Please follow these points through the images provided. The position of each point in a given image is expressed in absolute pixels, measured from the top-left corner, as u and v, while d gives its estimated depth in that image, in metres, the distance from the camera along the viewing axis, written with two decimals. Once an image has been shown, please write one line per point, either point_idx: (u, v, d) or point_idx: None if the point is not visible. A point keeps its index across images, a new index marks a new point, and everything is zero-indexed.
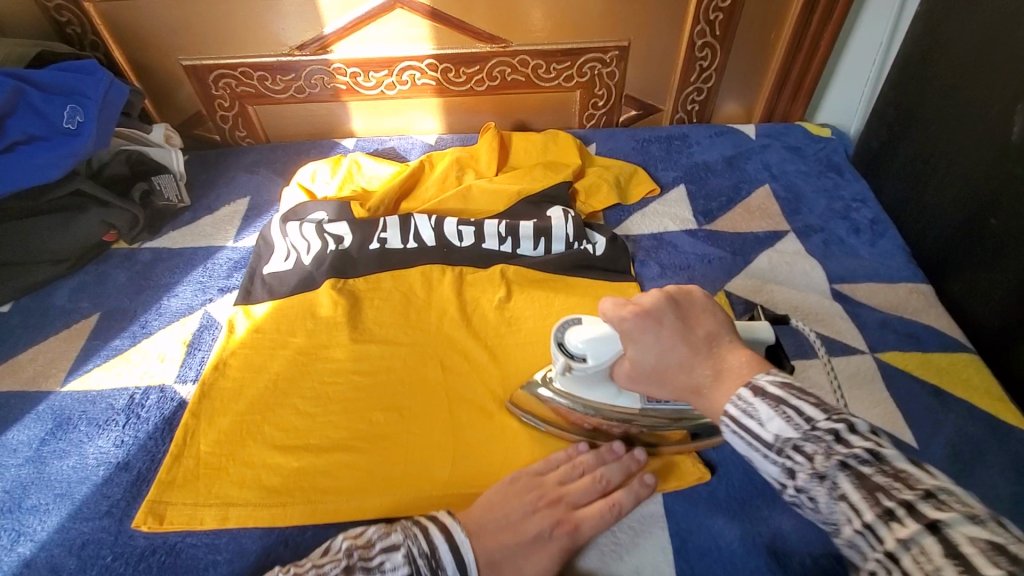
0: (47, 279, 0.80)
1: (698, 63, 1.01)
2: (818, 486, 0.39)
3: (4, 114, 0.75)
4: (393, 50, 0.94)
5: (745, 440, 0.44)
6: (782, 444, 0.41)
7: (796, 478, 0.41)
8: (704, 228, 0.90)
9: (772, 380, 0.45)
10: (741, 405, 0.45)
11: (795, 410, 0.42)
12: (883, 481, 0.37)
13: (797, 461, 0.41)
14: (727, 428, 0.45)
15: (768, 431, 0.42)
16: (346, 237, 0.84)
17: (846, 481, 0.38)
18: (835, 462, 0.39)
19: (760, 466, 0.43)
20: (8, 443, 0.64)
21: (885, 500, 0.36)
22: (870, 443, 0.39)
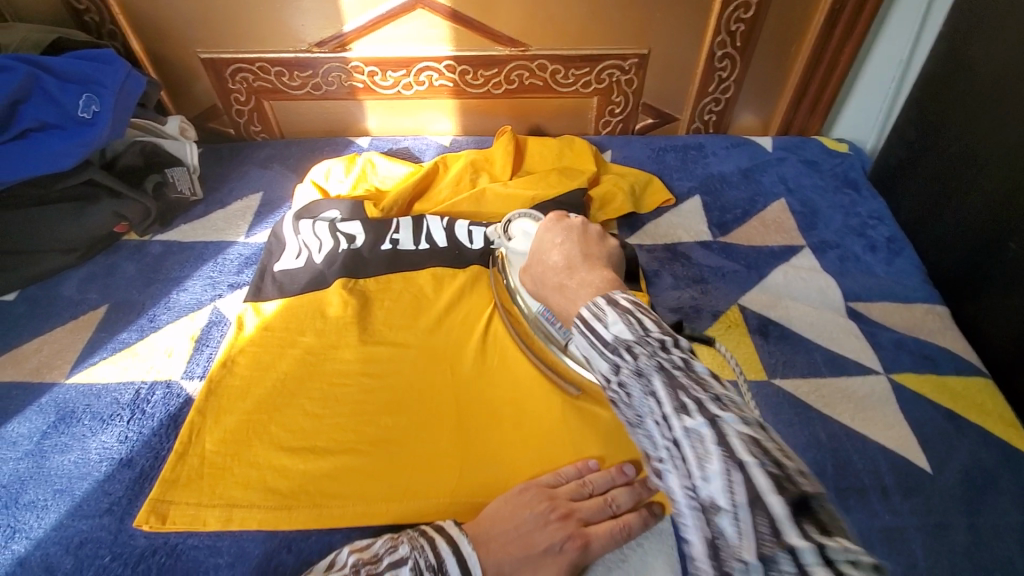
0: (55, 269, 0.80)
1: (718, 73, 1.01)
2: (636, 381, 0.41)
3: (19, 101, 0.74)
4: (412, 50, 0.93)
5: (587, 340, 0.44)
6: (615, 345, 0.42)
7: (619, 374, 0.42)
8: (719, 240, 0.90)
9: (617, 299, 0.45)
10: (589, 315, 0.45)
11: (637, 318, 0.42)
12: (686, 382, 0.39)
13: (623, 359, 0.41)
14: (577, 332, 0.46)
15: (607, 332, 0.43)
16: (358, 236, 0.83)
17: (659, 379, 0.39)
18: (654, 363, 0.40)
19: (593, 363, 0.44)
20: (9, 435, 0.64)
21: (683, 397, 0.38)
22: (687, 353, 0.41)
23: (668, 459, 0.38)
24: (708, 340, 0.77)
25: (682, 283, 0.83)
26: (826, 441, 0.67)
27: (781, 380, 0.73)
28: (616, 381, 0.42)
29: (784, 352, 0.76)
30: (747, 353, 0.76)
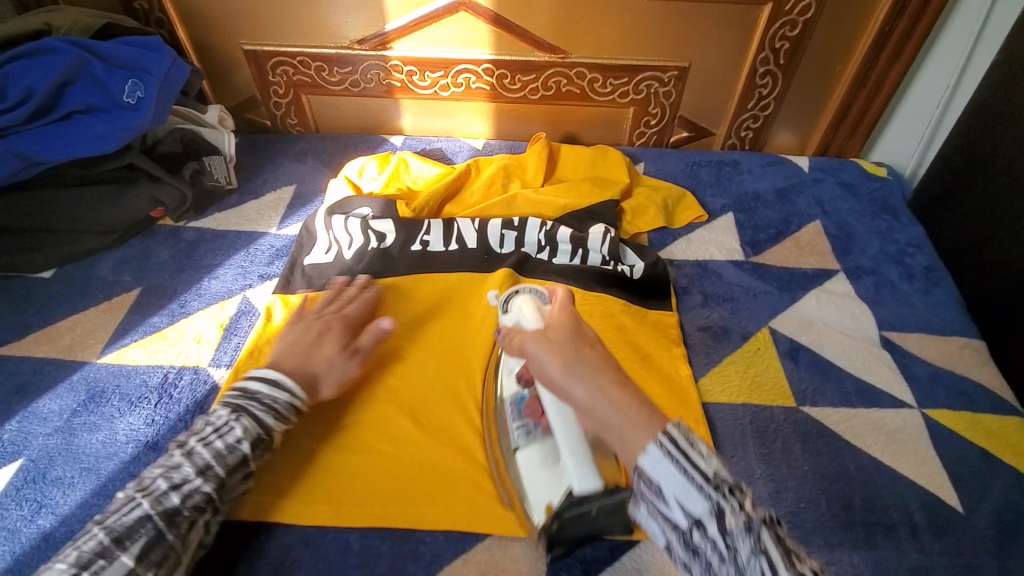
0: (93, 249, 0.81)
1: (757, 90, 0.99)
2: (742, 536, 0.41)
3: (68, 83, 0.76)
4: (451, 52, 0.93)
5: (679, 471, 0.44)
6: (714, 481, 0.43)
7: (705, 531, 0.43)
8: (751, 260, 0.88)
9: (677, 431, 0.46)
10: (676, 442, 0.45)
11: (707, 457, 0.44)
12: (783, 539, 0.42)
13: (725, 506, 0.42)
14: (659, 453, 0.45)
15: (706, 469, 0.44)
16: (389, 235, 0.83)
17: (768, 539, 0.41)
18: (755, 514, 0.42)
19: (678, 497, 0.44)
20: (40, 411, 0.65)
21: (793, 555, 0.41)
22: (756, 505, 0.43)
23: None
24: (736, 361, 0.75)
25: (711, 302, 0.82)
26: (854, 473, 0.66)
27: (810, 408, 0.71)
28: (704, 526, 0.43)
29: (814, 379, 0.74)
30: (775, 377, 0.74)
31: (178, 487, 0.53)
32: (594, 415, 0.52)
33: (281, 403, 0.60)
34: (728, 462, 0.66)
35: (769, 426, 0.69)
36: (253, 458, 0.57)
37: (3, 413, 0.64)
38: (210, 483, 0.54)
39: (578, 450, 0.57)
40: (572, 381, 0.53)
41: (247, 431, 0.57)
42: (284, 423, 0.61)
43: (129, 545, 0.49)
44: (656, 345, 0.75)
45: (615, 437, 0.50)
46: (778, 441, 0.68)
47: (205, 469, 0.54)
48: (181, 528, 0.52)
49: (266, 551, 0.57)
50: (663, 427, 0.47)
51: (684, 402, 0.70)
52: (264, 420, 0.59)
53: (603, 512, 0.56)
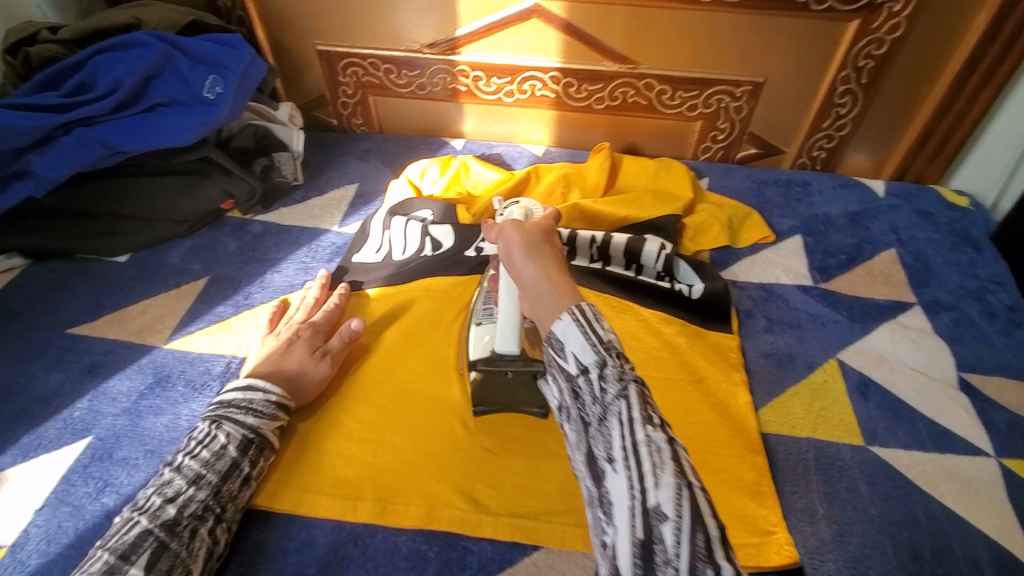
0: (166, 237, 0.84)
1: (835, 109, 0.95)
2: (614, 384, 0.46)
3: (153, 76, 0.79)
4: (519, 59, 0.93)
5: (581, 334, 0.48)
6: (608, 347, 0.48)
7: (590, 378, 0.48)
8: (820, 286, 0.84)
9: (586, 305, 0.50)
10: (586, 314, 0.49)
11: (593, 327, 0.49)
12: (650, 404, 0.46)
13: (608, 359, 0.47)
14: (568, 319, 0.49)
15: (603, 335, 0.48)
16: (445, 240, 0.82)
17: (635, 400, 0.45)
18: (630, 376, 0.46)
19: (574, 352, 0.48)
20: (110, 390, 0.67)
21: (654, 416, 0.45)
22: (635, 375, 0.47)
23: (619, 467, 0.44)
24: (801, 393, 0.72)
25: (776, 327, 0.78)
26: (926, 523, 0.61)
27: (879, 449, 0.67)
28: (590, 375, 0.48)
29: (886, 418, 0.70)
30: (843, 413, 0.70)
31: (174, 501, 0.52)
32: (533, 288, 0.54)
33: (258, 403, 0.60)
34: (789, 498, 0.63)
35: (833, 464, 0.65)
36: (244, 461, 0.57)
37: (77, 390, 0.67)
38: (203, 491, 0.53)
39: (509, 324, 0.61)
40: (522, 258, 0.56)
41: (230, 436, 0.57)
42: (269, 423, 0.60)
43: (136, 559, 0.48)
44: (715, 368, 0.72)
45: (539, 314, 0.53)
46: (843, 481, 0.64)
47: (196, 479, 0.54)
48: (185, 537, 0.51)
49: (314, 547, 0.57)
50: (575, 303, 0.51)
51: (741, 430, 0.67)
52: (244, 422, 0.58)
53: (520, 376, 0.64)
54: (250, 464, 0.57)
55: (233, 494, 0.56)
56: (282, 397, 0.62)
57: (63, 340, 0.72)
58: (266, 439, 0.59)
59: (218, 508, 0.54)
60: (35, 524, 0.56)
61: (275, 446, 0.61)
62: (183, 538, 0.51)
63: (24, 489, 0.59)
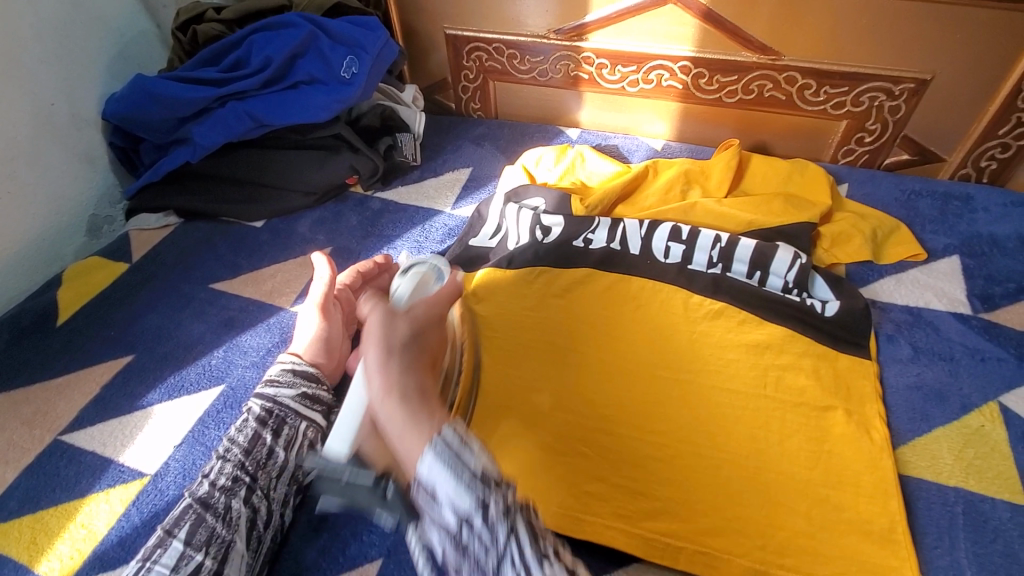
0: (297, 207, 0.90)
1: (1016, 115, 0.82)
2: (501, 526, 0.41)
3: (299, 55, 0.85)
4: (649, 47, 0.89)
5: (451, 476, 0.41)
6: (483, 480, 0.42)
7: (473, 517, 0.40)
8: (981, 317, 0.73)
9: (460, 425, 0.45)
10: (451, 442, 0.43)
11: (460, 461, 0.42)
12: (536, 527, 0.43)
13: (490, 500, 0.41)
14: (434, 457, 0.42)
15: (476, 466, 0.42)
16: (555, 229, 0.82)
17: (520, 538, 0.41)
18: (509, 502, 0.42)
19: (450, 498, 0.41)
20: (243, 344, 0.73)
21: (542, 544, 0.42)
22: (511, 500, 0.42)
23: None
24: (950, 436, 0.63)
25: (923, 358, 0.69)
26: None
27: None
28: (472, 524, 0.40)
29: None
30: (1001, 466, 0.60)
31: (210, 478, 0.54)
32: (380, 408, 0.47)
33: (276, 372, 0.62)
34: (928, 552, 0.55)
35: (986, 523, 0.56)
36: (264, 432, 0.57)
37: (215, 340, 0.74)
38: (231, 463, 0.55)
39: (352, 419, 0.54)
40: (377, 363, 0.49)
41: (251, 410, 0.59)
42: (289, 392, 0.61)
43: (177, 531, 0.50)
44: (844, 398, 0.65)
45: (392, 436, 0.45)
46: (998, 543, 0.55)
47: (224, 453, 0.56)
48: (219, 509, 0.52)
49: None
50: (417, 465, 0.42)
51: (873, 466, 0.60)
52: (264, 393, 0.60)
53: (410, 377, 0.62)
54: (271, 435, 0.57)
55: (262, 464, 0.56)
56: (298, 363, 0.63)
57: (206, 294, 0.79)
58: (286, 408, 0.59)
59: (250, 477, 0.55)
60: (175, 457, 0.63)
61: (303, 414, 0.60)
62: (217, 509, 0.52)
63: (168, 423, 0.66)
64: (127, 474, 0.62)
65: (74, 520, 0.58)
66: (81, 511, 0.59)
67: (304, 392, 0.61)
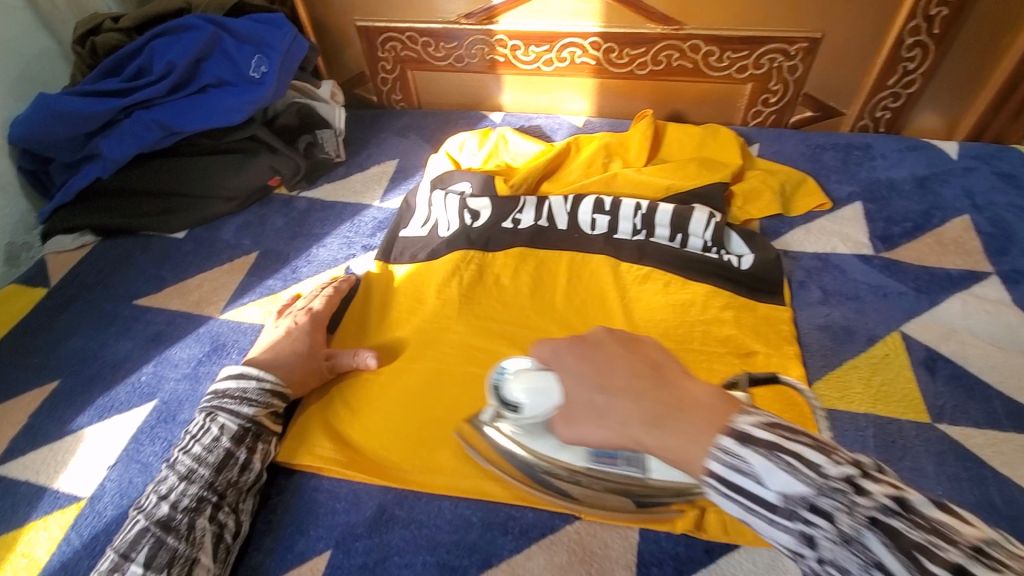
0: (219, 214, 0.88)
1: (902, 64, 0.87)
2: (841, 553, 0.31)
3: (204, 58, 0.83)
4: (559, 25, 0.91)
5: (737, 502, 0.35)
6: (793, 500, 0.33)
7: (813, 549, 0.33)
8: (882, 256, 0.78)
9: (761, 416, 0.37)
10: (724, 465, 0.35)
11: (792, 457, 0.34)
12: (921, 537, 0.29)
13: (821, 524, 0.32)
14: (718, 494, 0.36)
15: (785, 482, 0.33)
16: (483, 213, 0.83)
17: (878, 544, 0.30)
18: (860, 521, 0.31)
19: (775, 534, 0.35)
20: (172, 357, 0.71)
21: (921, 564, 0.29)
22: (887, 488, 0.32)
23: None
24: (859, 367, 0.67)
25: (832, 299, 0.74)
26: (1002, 507, 0.55)
27: (947, 427, 0.62)
28: (816, 552, 0.33)
29: (954, 394, 0.64)
30: (906, 389, 0.65)
31: (169, 499, 0.53)
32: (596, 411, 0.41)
33: (251, 391, 0.60)
34: None
35: (895, 442, 0.61)
36: (238, 451, 0.57)
37: (143, 357, 0.72)
38: (196, 485, 0.54)
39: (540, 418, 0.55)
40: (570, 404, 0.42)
41: (223, 428, 0.57)
42: (264, 410, 0.60)
43: (136, 556, 0.49)
44: (764, 342, 0.69)
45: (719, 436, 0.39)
46: (905, 459, 0.59)
47: (189, 474, 0.54)
48: (182, 530, 0.51)
49: (360, 508, 0.58)
50: (701, 468, 0.36)
51: (793, 404, 0.64)
52: (239, 412, 0.59)
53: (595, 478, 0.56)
54: (246, 452, 0.57)
55: (233, 482, 0.56)
56: (276, 383, 0.62)
57: (130, 311, 0.77)
58: (260, 425, 0.60)
59: (216, 497, 0.54)
60: (110, 478, 0.61)
61: (273, 429, 0.61)
62: (180, 530, 0.51)
63: (100, 445, 0.64)
64: (63, 500, 0.60)
65: (13, 551, 0.57)
66: (21, 540, 0.57)
67: (277, 409, 0.61)
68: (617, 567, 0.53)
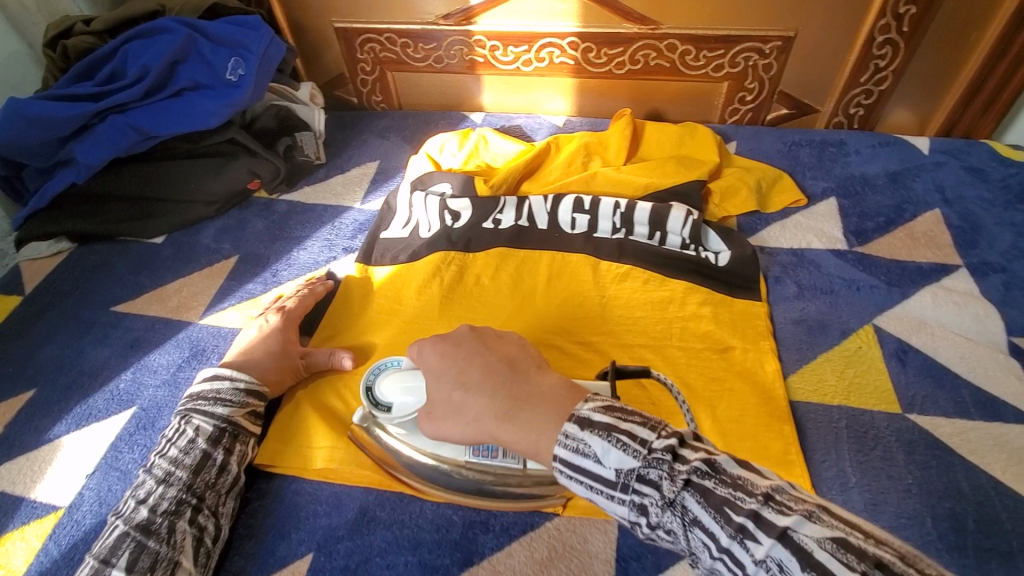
0: (197, 218, 0.87)
1: (873, 62, 0.89)
2: (668, 513, 0.38)
3: (179, 61, 0.82)
4: (537, 26, 0.91)
5: (585, 483, 0.42)
6: (626, 473, 0.40)
7: (646, 514, 0.40)
8: (855, 250, 0.80)
9: (600, 402, 0.45)
10: (568, 455, 0.42)
11: (620, 437, 0.41)
12: (725, 491, 0.37)
13: (646, 492, 0.39)
14: (567, 478, 0.43)
15: (619, 456, 0.41)
16: (464, 213, 0.84)
17: (693, 502, 0.37)
18: (679, 483, 0.38)
19: (615, 510, 0.41)
20: (150, 363, 0.71)
21: (735, 517, 0.36)
22: (701, 454, 0.39)
23: None
24: (833, 359, 0.69)
25: (807, 293, 0.75)
26: (969, 494, 0.57)
27: (917, 417, 0.63)
28: (647, 515, 0.40)
29: (924, 384, 0.65)
30: (878, 380, 0.67)
31: (148, 503, 0.53)
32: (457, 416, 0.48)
33: (225, 392, 0.61)
34: (817, 467, 0.60)
35: (867, 432, 0.62)
36: (215, 451, 0.57)
37: (122, 363, 0.71)
38: (174, 488, 0.54)
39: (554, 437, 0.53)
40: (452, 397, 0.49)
41: (199, 429, 0.58)
42: (241, 410, 0.61)
43: (116, 561, 0.49)
44: (740, 337, 0.71)
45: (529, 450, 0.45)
46: (877, 449, 0.61)
47: (166, 477, 0.55)
48: (162, 533, 0.51)
49: (341, 510, 0.59)
50: (551, 456, 0.43)
51: (769, 396, 0.65)
52: (214, 413, 0.59)
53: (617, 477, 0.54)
54: (223, 452, 0.58)
55: (211, 483, 0.56)
56: (250, 382, 0.63)
57: (107, 318, 0.77)
58: (237, 426, 0.60)
59: (196, 499, 0.54)
60: (90, 486, 0.61)
61: (251, 429, 0.61)
62: (160, 534, 0.51)
63: (80, 453, 0.64)
64: (43, 509, 0.59)
65: None
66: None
67: (253, 409, 0.62)
68: (596, 562, 0.54)
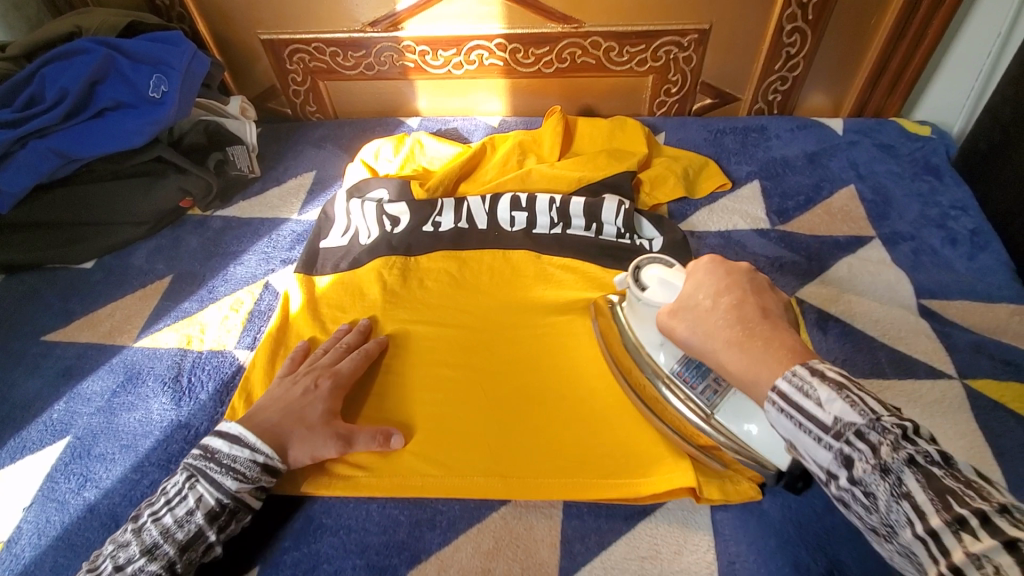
0: (129, 240, 0.85)
1: (785, 49, 0.94)
2: (881, 484, 0.37)
3: (98, 81, 0.80)
4: (463, 29, 0.93)
5: (792, 423, 0.42)
6: (846, 427, 0.39)
7: (850, 469, 0.39)
8: (777, 229, 0.84)
9: (836, 365, 0.43)
10: (791, 388, 0.42)
11: (856, 397, 0.40)
12: (958, 487, 0.35)
13: (857, 457, 0.39)
14: (774, 410, 0.42)
15: (869, 417, 0.39)
16: (403, 218, 0.84)
17: (914, 482, 0.36)
18: (902, 459, 0.37)
19: (810, 453, 0.41)
20: (84, 391, 0.69)
21: (957, 508, 0.34)
22: (940, 446, 0.38)
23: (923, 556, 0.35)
24: None
25: None
26: None
27: None
28: (853, 472, 0.39)
29: (843, 349, 0.69)
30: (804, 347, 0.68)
31: (125, 569, 0.50)
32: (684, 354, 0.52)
33: (240, 462, 0.55)
34: None
35: None
36: (210, 529, 0.52)
37: (53, 393, 0.69)
38: (156, 562, 0.50)
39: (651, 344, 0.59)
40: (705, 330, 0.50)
41: (200, 500, 0.53)
42: (250, 487, 0.55)
43: None
44: None
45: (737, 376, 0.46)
46: None
47: (152, 548, 0.51)
48: None
49: (286, 521, 0.58)
50: (767, 389, 0.43)
51: None
52: (222, 484, 0.54)
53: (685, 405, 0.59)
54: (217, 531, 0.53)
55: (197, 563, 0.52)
56: (270, 457, 0.56)
57: (38, 348, 0.74)
58: (240, 502, 0.54)
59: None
60: (27, 519, 0.59)
61: (253, 506, 0.56)
62: None
63: (12, 488, 0.62)
64: None
65: None
66: None
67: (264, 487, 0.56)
68: (542, 546, 0.55)
